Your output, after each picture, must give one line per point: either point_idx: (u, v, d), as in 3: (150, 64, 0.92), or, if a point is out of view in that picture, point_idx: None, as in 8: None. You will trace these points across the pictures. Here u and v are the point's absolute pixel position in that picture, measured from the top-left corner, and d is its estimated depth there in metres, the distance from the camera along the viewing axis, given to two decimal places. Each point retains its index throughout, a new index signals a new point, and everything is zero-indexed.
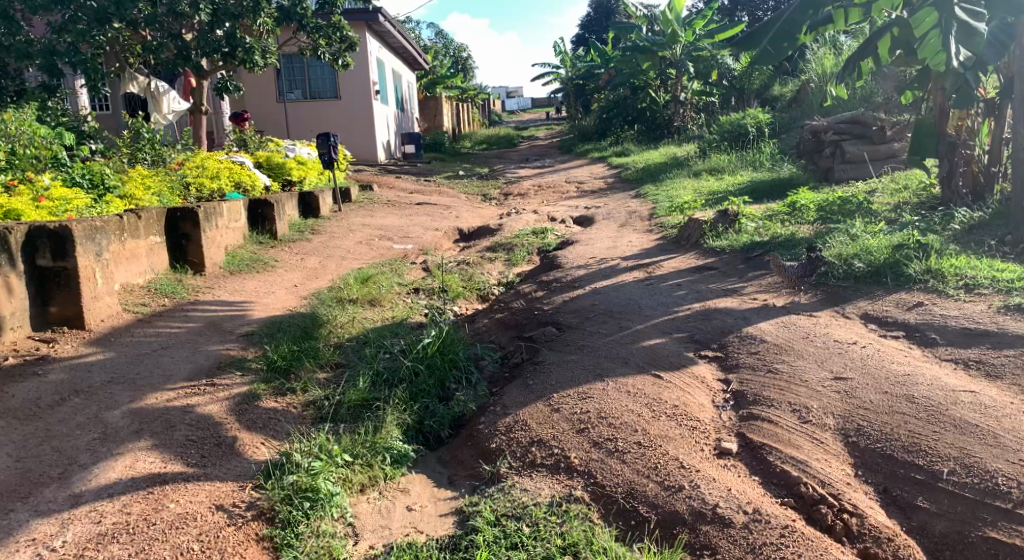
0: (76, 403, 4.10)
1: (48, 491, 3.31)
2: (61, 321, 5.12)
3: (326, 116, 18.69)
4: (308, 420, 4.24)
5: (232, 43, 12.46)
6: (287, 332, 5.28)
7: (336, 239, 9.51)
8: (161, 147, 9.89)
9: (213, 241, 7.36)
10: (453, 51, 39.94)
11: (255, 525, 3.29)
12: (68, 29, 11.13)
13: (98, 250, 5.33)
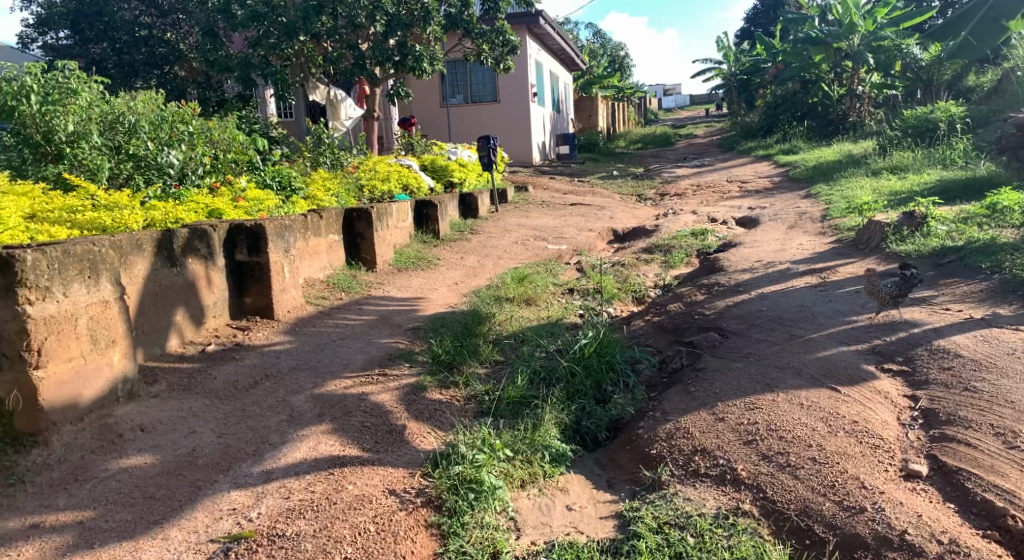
0: (267, 387, 4.45)
1: (245, 465, 3.61)
2: (254, 310, 5.58)
3: (487, 120, 19.16)
4: (470, 413, 4.35)
5: (404, 51, 12.96)
6: (449, 328, 5.46)
7: (494, 239, 9.72)
8: (339, 151, 10.51)
9: (383, 240, 7.75)
10: (612, 50, 39.80)
11: (424, 512, 3.39)
12: (262, 44, 12.19)
13: (286, 247, 5.77)
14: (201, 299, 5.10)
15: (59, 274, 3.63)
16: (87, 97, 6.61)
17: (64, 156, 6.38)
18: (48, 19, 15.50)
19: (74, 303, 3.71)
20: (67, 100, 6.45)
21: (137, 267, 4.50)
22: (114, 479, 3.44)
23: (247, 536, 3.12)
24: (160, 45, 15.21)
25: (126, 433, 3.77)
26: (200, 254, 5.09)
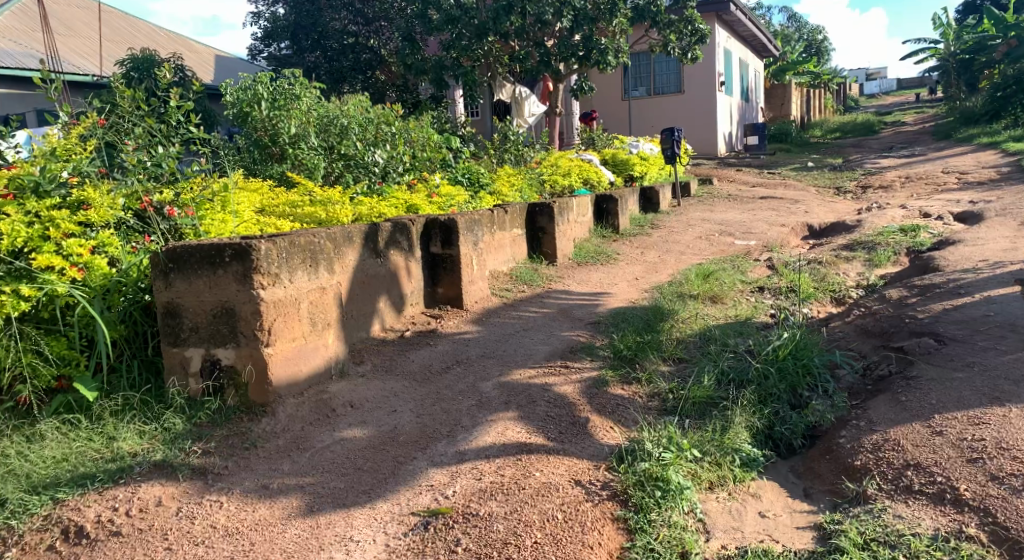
0: (458, 372, 4.66)
1: (439, 445, 3.80)
2: (445, 300, 5.84)
3: (672, 112, 18.77)
4: (654, 411, 4.30)
5: (589, 46, 13.01)
6: (631, 323, 5.44)
7: (677, 234, 9.53)
8: (524, 148, 10.72)
9: (564, 234, 7.85)
10: (809, 34, 37.69)
11: (610, 505, 3.37)
12: (454, 46, 12.78)
13: (475, 240, 6.00)
14: (400, 288, 5.42)
15: (286, 263, 4.00)
16: (307, 101, 7.50)
17: (287, 155, 7.19)
18: (272, 32, 17.04)
19: (298, 288, 4.09)
20: (291, 104, 7.38)
21: (349, 257, 4.80)
22: (329, 450, 3.75)
23: (444, 512, 3.26)
24: (365, 51, 16.35)
25: (338, 409, 4.10)
26: (400, 246, 5.41)
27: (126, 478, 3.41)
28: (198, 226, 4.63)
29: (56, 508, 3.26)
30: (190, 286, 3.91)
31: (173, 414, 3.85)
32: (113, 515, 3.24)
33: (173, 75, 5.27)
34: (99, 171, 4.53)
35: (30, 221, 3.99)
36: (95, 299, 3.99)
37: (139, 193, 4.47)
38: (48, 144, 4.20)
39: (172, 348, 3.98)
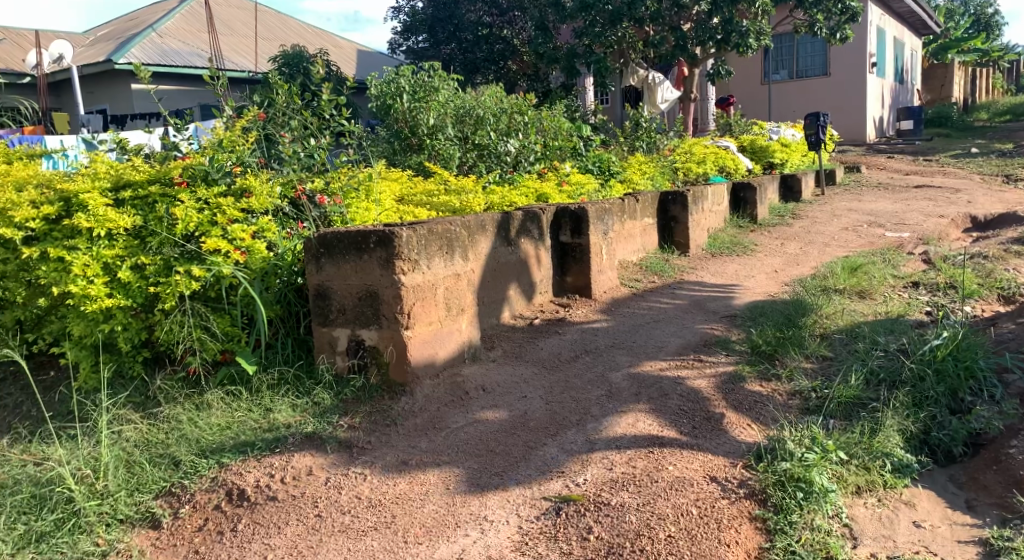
0: (587, 361, 4.66)
1: (570, 433, 3.82)
2: (574, 289, 5.84)
3: (815, 95, 17.88)
4: (794, 409, 4.12)
5: (729, 29, 12.58)
6: (770, 318, 5.24)
7: (820, 225, 9.09)
8: (656, 134, 10.51)
9: (698, 224, 7.67)
10: (974, 8, 34.80)
11: (747, 504, 3.26)
12: (587, 33, 12.75)
13: (606, 229, 5.97)
14: (530, 276, 5.48)
15: (424, 249, 4.12)
16: (444, 94, 7.62)
17: (425, 146, 7.45)
18: (411, 25, 17.54)
19: (435, 274, 4.21)
20: (429, 97, 7.53)
21: (483, 245, 4.90)
22: (463, 431, 3.85)
23: (576, 499, 3.28)
24: (499, 41, 16.60)
25: (471, 392, 4.20)
26: (531, 234, 5.45)
27: (281, 448, 3.65)
28: (345, 214, 4.88)
29: (221, 471, 3.53)
30: (338, 269, 4.11)
31: (322, 390, 4.09)
32: (270, 481, 3.45)
33: (326, 69, 5.53)
34: (258, 161, 4.81)
35: (200, 207, 4.31)
36: (255, 279, 4.27)
37: (294, 181, 4.75)
38: (217, 136, 4.52)
39: (322, 327, 4.21)
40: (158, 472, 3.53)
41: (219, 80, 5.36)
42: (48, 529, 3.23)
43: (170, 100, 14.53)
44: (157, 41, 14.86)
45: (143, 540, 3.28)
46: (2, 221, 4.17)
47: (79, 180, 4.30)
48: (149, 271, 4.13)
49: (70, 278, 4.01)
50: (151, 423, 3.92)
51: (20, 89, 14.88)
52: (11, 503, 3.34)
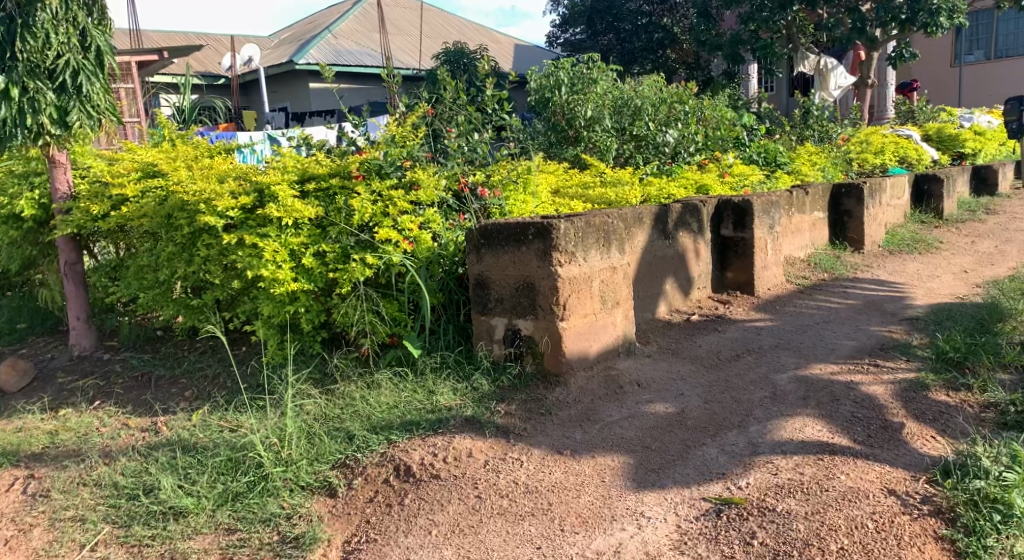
0: (749, 360, 4.52)
1: (731, 434, 3.72)
2: (734, 285, 5.67)
3: (1015, 77, 16.28)
4: (987, 424, 3.79)
5: (915, 8, 11.66)
6: (959, 323, 4.85)
7: (1019, 221, 8.28)
8: (829, 123, 9.96)
9: (874, 219, 7.20)
10: None
11: (933, 522, 3.04)
12: (754, 18, 12.37)
13: (772, 223, 5.75)
14: (689, 271, 5.37)
15: (582, 242, 4.14)
16: (604, 85, 7.69)
17: (581, 139, 7.47)
18: (570, 18, 17.62)
19: (591, 267, 4.22)
20: (588, 88, 7.65)
21: (640, 238, 4.85)
22: (618, 425, 3.84)
23: (738, 503, 3.19)
24: (657, 30, 16.18)
25: (626, 386, 4.18)
26: (690, 228, 5.34)
27: (443, 429, 3.82)
28: (504, 206, 4.98)
29: (390, 448, 3.73)
30: (497, 260, 4.20)
31: (481, 376, 4.22)
32: (433, 460, 3.59)
33: (491, 65, 5.67)
34: (426, 155, 5.00)
35: (374, 199, 4.55)
36: (421, 268, 4.47)
37: (459, 175, 4.91)
38: (390, 132, 4.76)
39: (480, 316, 4.33)
40: (335, 444, 3.77)
41: (395, 78, 5.66)
42: (242, 490, 3.53)
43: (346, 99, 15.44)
44: (334, 42, 15.82)
45: (321, 507, 3.48)
46: (206, 208, 4.49)
47: (271, 172, 4.65)
48: (329, 258, 4.41)
49: (263, 263, 4.31)
50: (329, 398, 4.22)
51: (215, 91, 16.28)
52: (211, 464, 3.67)
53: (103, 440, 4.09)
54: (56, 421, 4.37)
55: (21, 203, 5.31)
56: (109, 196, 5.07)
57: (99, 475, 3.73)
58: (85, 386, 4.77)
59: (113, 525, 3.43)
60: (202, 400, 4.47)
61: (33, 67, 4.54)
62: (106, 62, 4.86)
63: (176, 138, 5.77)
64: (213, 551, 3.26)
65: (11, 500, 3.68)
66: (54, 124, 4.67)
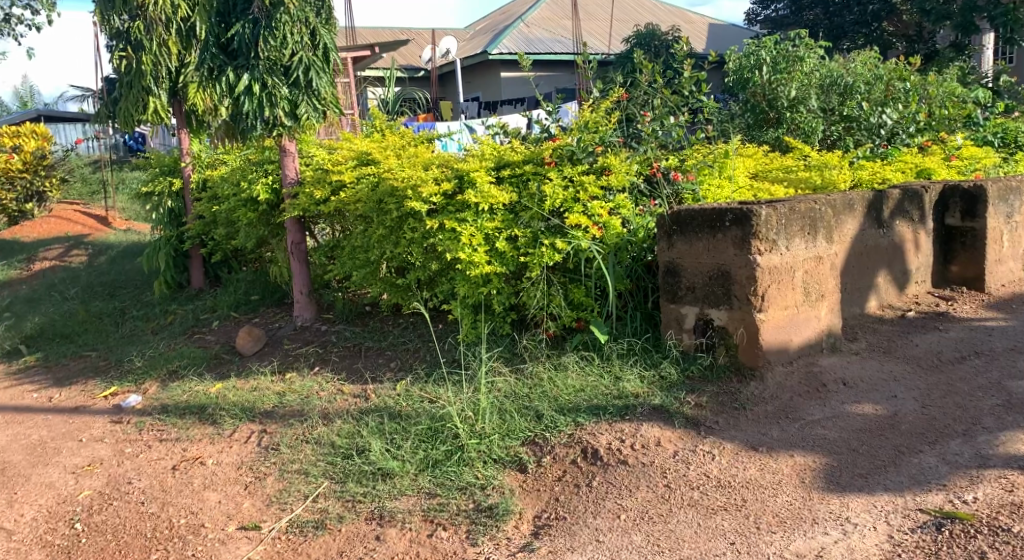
0: (976, 364, 4.13)
1: (954, 444, 3.43)
2: (960, 280, 5.21)
3: None
4: None
5: None
6: None
7: None
8: None
9: None
10: None
11: None
12: None
13: (1009, 212, 5.22)
14: (905, 263, 5.01)
15: (785, 230, 3.97)
16: (811, 63, 7.26)
17: (783, 121, 7.18)
18: None
19: (794, 257, 4.04)
20: (792, 67, 7.27)
21: (851, 226, 4.58)
22: (820, 425, 3.66)
23: (963, 517, 2.93)
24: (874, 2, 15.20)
25: (830, 384, 3.98)
26: (910, 217, 4.99)
27: (630, 415, 3.82)
28: (697, 191, 4.90)
29: (578, 430, 3.79)
30: (690, 248, 4.12)
31: (670, 365, 4.18)
32: (620, 445, 3.62)
33: (689, 47, 5.55)
34: (620, 141, 4.99)
35: (565, 184, 4.61)
36: (610, 254, 4.48)
37: (651, 159, 4.86)
38: (583, 118, 4.78)
39: (670, 304, 4.27)
40: (525, 422, 3.91)
41: (589, 65, 5.70)
42: (440, 458, 3.74)
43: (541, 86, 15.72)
44: (527, 31, 16.13)
45: (513, 481, 3.61)
46: (412, 194, 4.77)
47: (470, 160, 4.85)
48: (521, 242, 4.55)
49: (460, 246, 4.52)
50: (518, 377, 4.36)
51: (417, 82, 17.16)
52: (414, 431, 3.94)
53: (322, 402, 4.48)
54: (283, 383, 4.84)
55: (258, 187, 5.96)
56: (329, 182, 5.51)
57: (318, 434, 4.10)
58: (306, 353, 5.26)
59: (330, 480, 3.74)
60: (405, 371, 4.77)
61: (272, 65, 5.07)
62: (332, 58, 5.28)
63: (385, 128, 6.17)
64: (416, 512, 3.46)
65: (248, 450, 4.13)
66: (287, 116, 5.18)
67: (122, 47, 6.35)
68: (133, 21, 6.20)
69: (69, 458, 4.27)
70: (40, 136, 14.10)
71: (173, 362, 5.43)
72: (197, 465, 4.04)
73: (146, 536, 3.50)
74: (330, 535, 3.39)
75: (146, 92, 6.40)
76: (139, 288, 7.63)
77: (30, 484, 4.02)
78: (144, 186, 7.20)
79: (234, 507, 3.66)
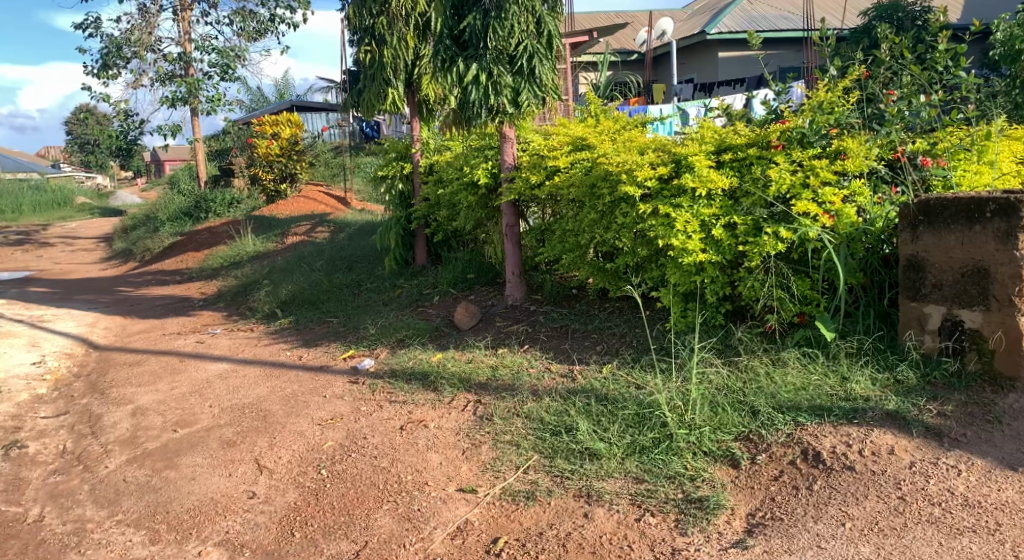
0: None
1: None
2: None
3: None
4: None
5: None
6: None
7: None
8: None
9: None
10: None
11: None
12: None
13: None
14: None
15: None
16: None
17: None
18: None
19: None
20: None
21: None
22: None
23: None
24: None
25: None
26: None
27: (859, 419, 3.56)
28: (949, 178, 4.45)
29: (797, 430, 3.59)
30: (940, 241, 3.75)
31: (907, 368, 3.84)
32: (846, 450, 3.38)
33: (948, 18, 5.01)
34: (858, 122, 4.62)
35: (794, 169, 4.34)
36: (841, 245, 4.17)
37: (895, 143, 4.46)
38: (817, 98, 4.48)
39: (911, 302, 3.90)
40: (739, 417, 3.76)
41: (826, 41, 5.31)
42: (648, 444, 3.71)
43: (779, 60, 14.83)
44: (751, 8, 15.42)
45: (724, 475, 3.49)
46: (627, 178, 4.73)
47: (689, 144, 4.72)
48: (740, 231, 4.35)
49: (674, 232, 4.40)
50: (732, 369, 4.20)
51: (633, 66, 17.02)
52: (622, 415, 3.94)
53: (532, 379, 4.59)
54: (495, 357, 5.03)
55: (478, 172, 6.23)
56: (545, 166, 5.60)
57: (529, 409, 4.21)
58: (518, 331, 5.41)
59: (540, 454, 3.83)
60: (612, 355, 4.77)
61: (499, 54, 5.25)
62: (556, 44, 5.35)
63: (600, 112, 6.16)
64: (623, 495, 3.45)
65: (465, 418, 4.32)
66: (510, 104, 5.33)
67: (368, 42, 6.85)
68: (378, 17, 6.67)
69: (314, 411, 4.70)
70: (294, 123, 15.60)
71: (401, 331, 5.81)
72: (420, 428, 4.30)
73: (379, 487, 3.78)
74: (540, 507, 3.47)
75: (386, 84, 6.87)
76: (372, 263, 8.23)
77: (285, 431, 4.45)
78: (378, 170, 7.73)
79: (454, 470, 3.85)
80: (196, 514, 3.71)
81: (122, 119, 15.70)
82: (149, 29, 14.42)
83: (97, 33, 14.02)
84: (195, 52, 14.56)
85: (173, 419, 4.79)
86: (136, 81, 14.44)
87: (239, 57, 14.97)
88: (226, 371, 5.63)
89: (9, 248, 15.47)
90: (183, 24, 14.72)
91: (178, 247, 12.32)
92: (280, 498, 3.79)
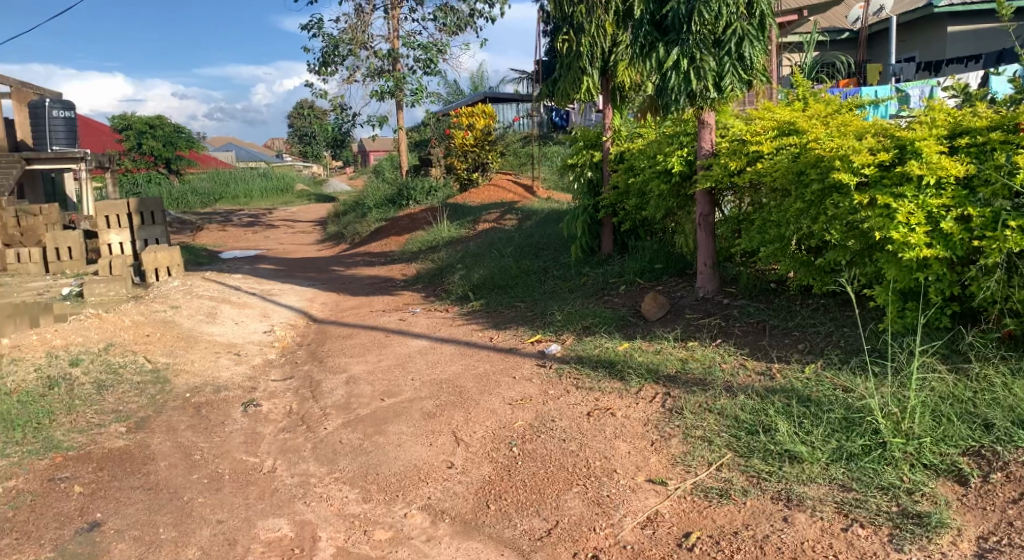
0: None
1: None
2: None
3: None
4: None
5: None
6: None
7: None
8: None
9: None
10: None
11: None
12: None
13: None
14: None
15: None
16: None
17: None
18: None
19: None
20: None
21: None
22: None
23: None
24: None
25: None
26: None
27: None
28: None
29: None
30: None
31: None
32: None
33: None
34: None
35: None
36: None
37: None
38: None
39: None
40: (968, 430, 3.41)
41: None
42: (858, 451, 3.45)
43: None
44: None
45: (949, 492, 3.18)
46: (840, 165, 4.41)
47: (916, 128, 4.32)
48: (976, 224, 3.93)
49: (894, 225, 4.05)
50: (959, 377, 3.82)
51: (842, 47, 15.91)
52: (826, 419, 3.69)
53: (725, 374, 4.42)
54: (686, 350, 4.89)
55: (673, 160, 6.07)
56: (746, 153, 5.34)
57: (722, 406, 4.05)
58: (709, 324, 5.23)
59: (735, 453, 3.68)
60: (815, 354, 4.49)
61: (703, 38, 5.06)
62: (767, 24, 5.08)
63: (809, 95, 5.78)
64: (828, 502, 3.23)
65: (653, 409, 4.25)
66: (712, 88, 5.12)
67: (566, 31, 6.88)
68: (577, 5, 6.67)
69: (505, 390, 4.81)
70: (489, 114, 16.08)
71: (588, 318, 5.81)
72: (608, 415, 4.27)
73: (568, 470, 3.80)
74: (735, 506, 3.33)
75: (582, 72, 6.87)
76: (559, 250, 8.30)
77: (479, 407, 4.60)
78: (569, 158, 7.75)
79: (643, 460, 3.80)
80: (402, 479, 3.91)
81: (338, 112, 16.89)
82: (364, 28, 15.39)
83: (320, 33, 15.16)
84: (402, 48, 15.36)
85: (380, 389, 5.09)
86: (350, 77, 15.48)
87: (441, 52, 15.62)
88: (425, 348, 5.90)
89: (242, 230, 17.19)
90: (392, 22, 15.57)
91: (382, 231, 13.10)
92: (476, 470, 3.92)
